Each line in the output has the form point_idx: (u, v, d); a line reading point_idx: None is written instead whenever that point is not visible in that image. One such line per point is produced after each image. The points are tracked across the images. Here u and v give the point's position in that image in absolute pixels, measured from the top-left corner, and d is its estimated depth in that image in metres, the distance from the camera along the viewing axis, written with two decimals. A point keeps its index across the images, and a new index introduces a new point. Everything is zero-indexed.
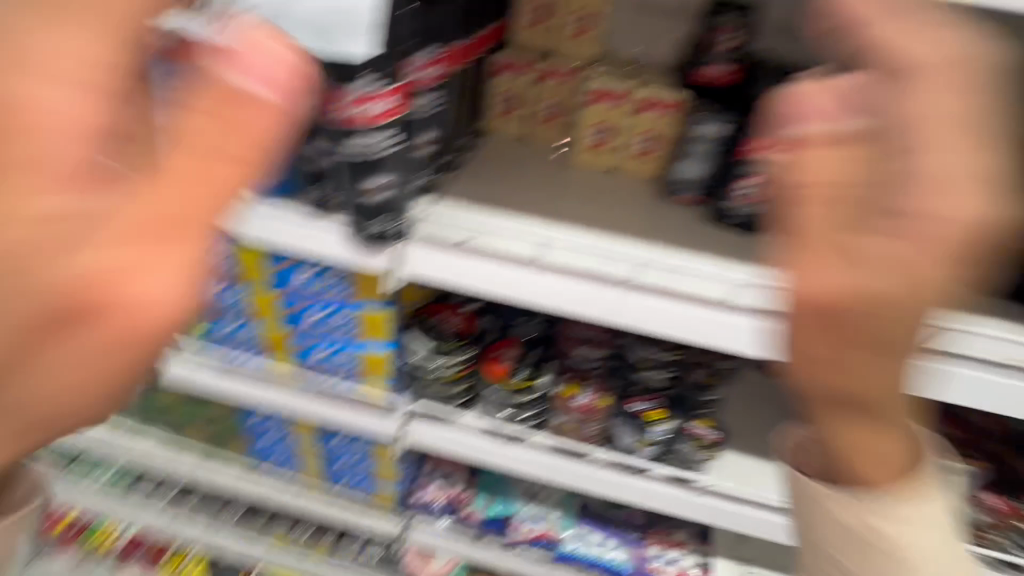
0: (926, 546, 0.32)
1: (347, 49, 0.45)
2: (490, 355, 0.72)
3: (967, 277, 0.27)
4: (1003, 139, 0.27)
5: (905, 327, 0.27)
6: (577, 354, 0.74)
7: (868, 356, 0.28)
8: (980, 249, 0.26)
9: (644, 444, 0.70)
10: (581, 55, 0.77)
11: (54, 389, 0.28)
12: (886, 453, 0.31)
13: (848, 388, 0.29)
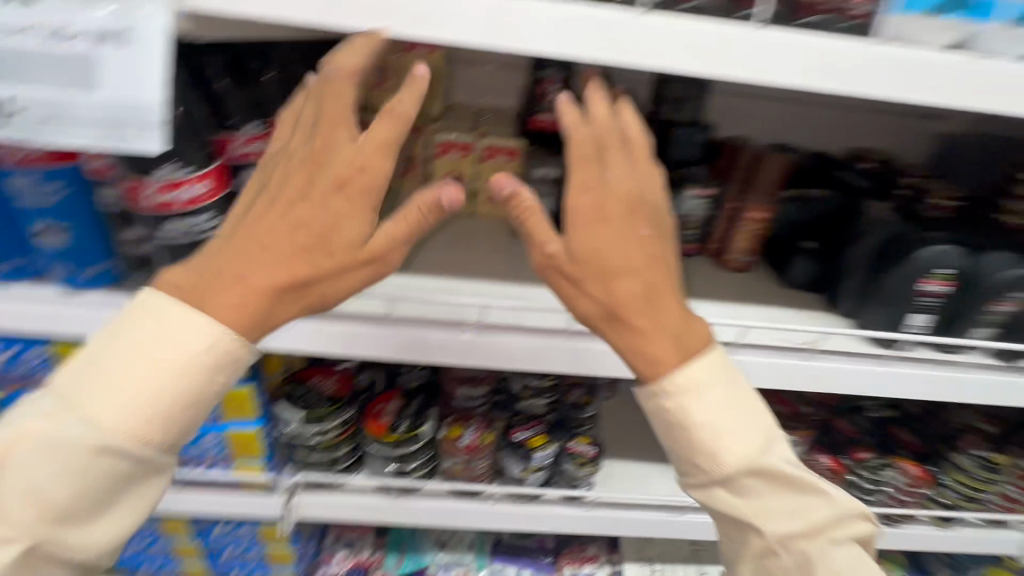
0: (694, 401, 0.46)
1: (140, 146, 0.38)
2: (369, 411, 0.71)
3: (623, 210, 0.46)
4: (637, 148, 0.49)
5: (621, 257, 0.46)
6: (458, 395, 0.76)
7: (607, 279, 0.46)
8: (638, 205, 0.47)
9: (531, 471, 0.73)
10: (427, 110, 0.81)
11: (146, 368, 0.38)
12: (652, 339, 0.46)
13: (604, 303, 0.46)
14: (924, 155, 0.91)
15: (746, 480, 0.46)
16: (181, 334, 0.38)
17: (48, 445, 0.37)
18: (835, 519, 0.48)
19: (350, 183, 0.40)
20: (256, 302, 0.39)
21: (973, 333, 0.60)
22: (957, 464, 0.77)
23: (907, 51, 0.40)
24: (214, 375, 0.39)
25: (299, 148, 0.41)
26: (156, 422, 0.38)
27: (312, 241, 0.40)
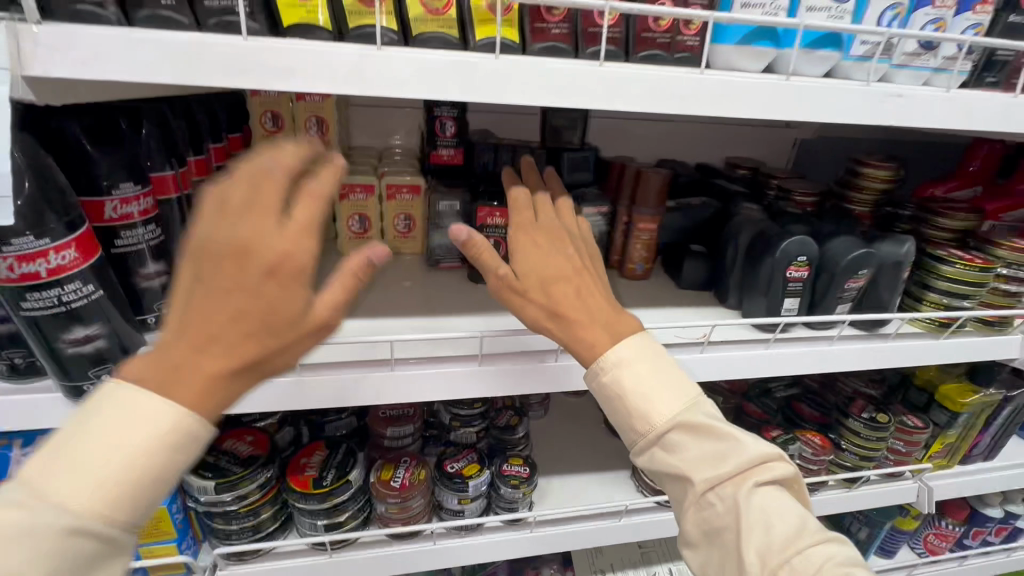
0: (627, 377, 0.49)
1: None
2: (296, 465, 0.69)
3: (549, 239, 0.53)
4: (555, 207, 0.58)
5: (555, 268, 0.51)
6: (387, 436, 0.76)
7: (547, 285, 0.51)
8: (560, 234, 0.54)
9: (467, 501, 0.72)
10: (327, 156, 0.81)
11: (112, 457, 0.34)
12: (589, 330, 0.50)
13: (547, 304, 0.51)
14: (784, 160, 1.04)
15: (674, 435, 0.47)
16: (150, 410, 0.34)
17: (21, 537, 0.31)
18: (756, 460, 0.47)
19: (282, 266, 0.35)
20: (213, 385, 0.36)
21: (838, 309, 0.68)
22: (852, 428, 0.85)
23: (731, 77, 0.46)
24: (194, 449, 0.36)
25: (212, 233, 0.35)
26: (141, 499, 0.35)
27: (256, 321, 0.35)
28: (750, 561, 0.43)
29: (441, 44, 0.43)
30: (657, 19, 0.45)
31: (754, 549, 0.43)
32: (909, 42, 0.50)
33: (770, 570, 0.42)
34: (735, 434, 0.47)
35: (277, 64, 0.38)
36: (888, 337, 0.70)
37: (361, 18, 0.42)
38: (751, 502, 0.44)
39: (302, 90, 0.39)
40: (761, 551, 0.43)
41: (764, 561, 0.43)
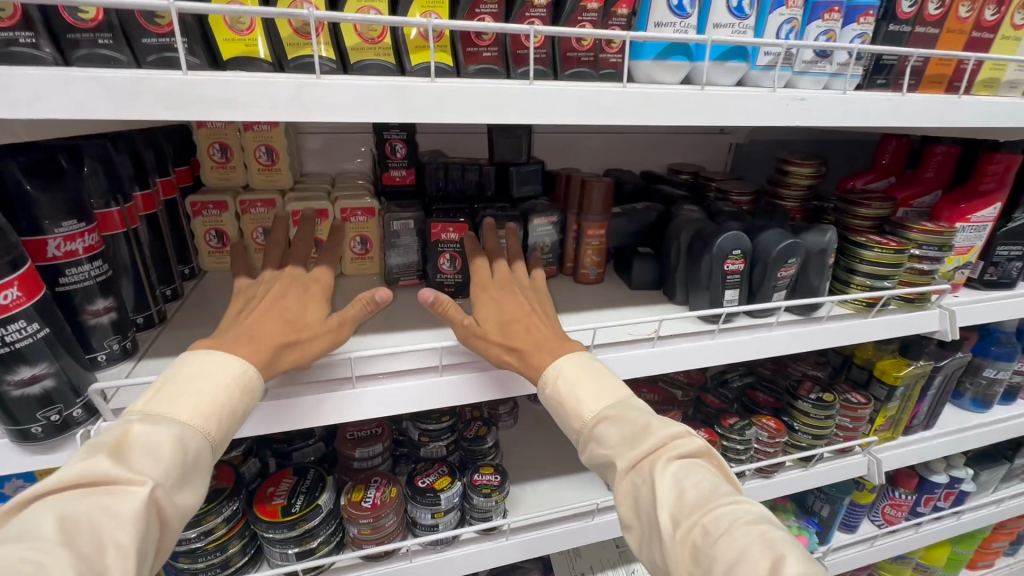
0: (562, 385, 0.56)
1: None
2: (265, 495, 0.68)
3: (502, 290, 0.62)
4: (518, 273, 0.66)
5: (509, 313, 0.59)
6: (357, 458, 0.76)
7: (505, 327, 0.59)
8: (513, 284, 0.63)
9: (440, 515, 0.72)
10: (279, 184, 0.82)
11: (206, 388, 0.44)
12: (541, 359, 0.58)
13: (505, 342, 0.58)
14: (721, 164, 1.11)
15: (602, 427, 0.52)
16: (227, 360, 0.47)
17: (153, 432, 0.39)
18: (669, 438, 0.50)
19: (311, 287, 0.55)
20: (264, 349, 0.49)
21: (774, 296, 0.73)
22: (802, 409, 0.90)
23: (651, 88, 0.50)
24: (255, 395, 0.48)
25: (265, 278, 0.56)
26: (225, 423, 0.45)
27: (294, 315, 0.52)
28: (664, 526, 0.44)
29: (379, 71, 0.45)
30: (579, 39, 0.49)
31: (668, 513, 0.45)
32: (806, 51, 0.56)
33: (683, 532, 0.43)
34: (644, 418, 0.51)
35: (217, 95, 0.40)
36: (823, 319, 0.76)
37: (299, 49, 0.44)
38: (664, 471, 0.47)
39: (243, 118, 0.41)
40: (673, 514, 0.45)
41: (678, 524, 0.44)
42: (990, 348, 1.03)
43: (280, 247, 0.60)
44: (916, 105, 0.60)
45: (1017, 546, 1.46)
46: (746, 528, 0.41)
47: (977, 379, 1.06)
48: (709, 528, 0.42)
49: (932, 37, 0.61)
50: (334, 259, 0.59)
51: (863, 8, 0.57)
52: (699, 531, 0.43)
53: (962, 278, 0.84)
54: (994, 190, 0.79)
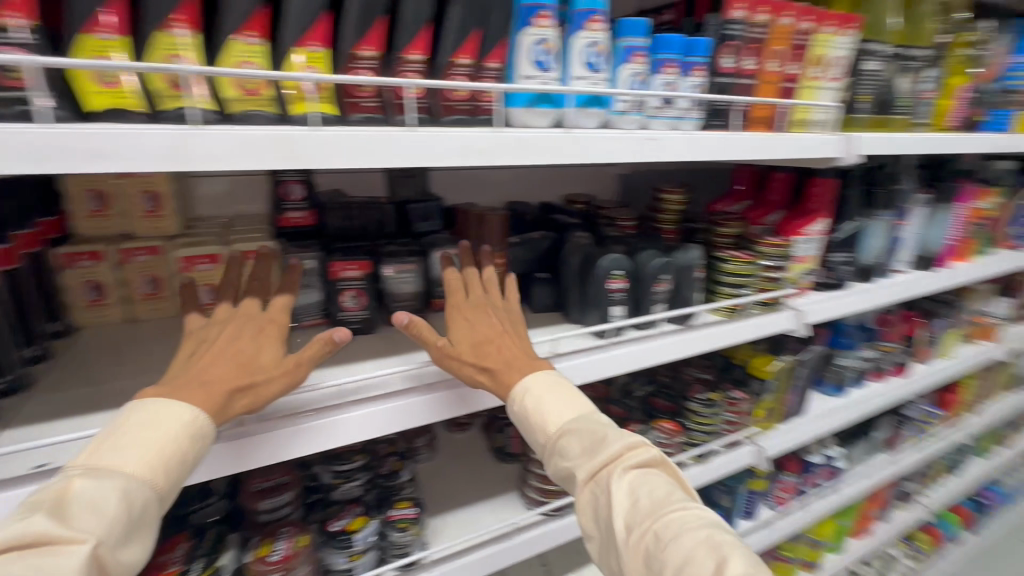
0: (528, 403, 0.61)
1: None
2: (154, 565, 0.61)
3: (476, 310, 0.66)
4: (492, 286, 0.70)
5: (482, 334, 0.63)
6: (261, 511, 0.72)
7: (478, 347, 0.63)
8: (487, 304, 0.67)
9: (356, 557, 0.72)
10: (163, 230, 0.79)
11: (152, 436, 0.43)
12: (513, 376, 0.62)
13: (478, 362, 0.62)
14: (610, 193, 1.22)
15: (564, 441, 0.58)
16: (176, 407, 0.46)
17: (96, 486, 0.39)
18: (624, 448, 0.55)
19: (267, 328, 0.54)
20: (215, 395, 0.48)
21: (654, 309, 0.82)
22: (692, 408, 1.01)
23: (523, 133, 0.56)
24: (207, 440, 0.47)
25: (215, 320, 0.55)
26: (176, 473, 0.44)
27: (249, 357, 0.51)
28: (619, 532, 0.49)
29: (261, 121, 0.47)
30: (454, 91, 0.54)
31: (623, 521, 0.50)
32: (653, 99, 0.66)
33: (637, 538, 0.48)
34: (602, 430, 0.57)
35: (83, 147, 0.39)
36: (696, 326, 0.86)
37: (173, 101, 0.44)
38: (619, 480, 0.52)
39: (117, 169, 0.40)
40: (628, 522, 0.49)
41: (631, 530, 0.49)
42: (840, 339, 1.23)
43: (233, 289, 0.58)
44: (747, 141, 0.72)
45: (886, 511, 1.68)
46: (692, 534, 0.46)
47: (834, 367, 1.24)
48: (660, 534, 0.47)
49: (752, 87, 0.74)
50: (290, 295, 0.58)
51: (695, 64, 0.68)
52: (651, 536, 0.47)
53: (807, 282, 1.00)
54: (818, 209, 0.97)
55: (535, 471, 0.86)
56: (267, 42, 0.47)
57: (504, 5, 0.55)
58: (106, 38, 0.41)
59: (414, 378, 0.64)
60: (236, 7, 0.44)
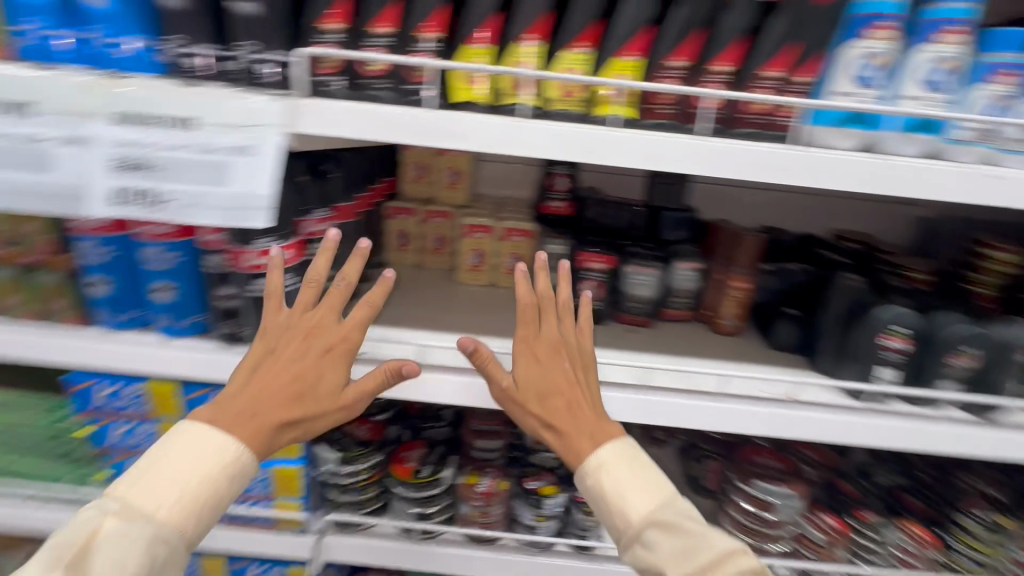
0: (603, 479, 0.56)
1: (248, 221, 0.52)
2: (400, 456, 0.79)
3: (549, 356, 0.61)
4: (578, 335, 0.64)
5: (551, 384, 0.60)
6: (476, 446, 0.83)
7: (544, 399, 0.60)
8: (564, 352, 0.62)
9: (542, 519, 0.79)
10: (455, 201, 0.98)
11: (191, 474, 0.48)
12: (579, 444, 0.58)
13: (544, 418, 0.60)
14: (901, 237, 1.01)
15: (650, 532, 0.53)
16: (221, 446, 0.49)
17: (123, 538, 0.45)
18: (721, 555, 0.51)
19: (336, 349, 0.56)
20: (266, 428, 0.51)
21: (941, 385, 0.66)
22: (965, 526, 0.78)
23: (821, 154, 0.52)
24: (244, 479, 0.51)
25: (289, 322, 0.56)
26: (204, 519, 0.48)
27: (308, 385, 0.54)
28: None
29: (567, 118, 0.54)
30: (752, 103, 0.53)
31: None
32: (1013, 129, 0.52)
33: None
34: (700, 528, 0.53)
35: (444, 127, 0.52)
36: (1003, 425, 0.66)
37: (510, 98, 0.55)
38: None
39: (464, 149, 0.52)
40: None
41: None
42: None
43: (319, 282, 0.57)
44: None
45: None
46: None
47: None
48: None
49: None
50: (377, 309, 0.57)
51: None
52: None
53: None
54: None
55: (733, 515, 0.82)
56: (593, 53, 0.54)
57: (830, 15, 0.52)
58: (478, 48, 0.54)
59: (640, 375, 0.68)
60: (576, 22, 0.53)
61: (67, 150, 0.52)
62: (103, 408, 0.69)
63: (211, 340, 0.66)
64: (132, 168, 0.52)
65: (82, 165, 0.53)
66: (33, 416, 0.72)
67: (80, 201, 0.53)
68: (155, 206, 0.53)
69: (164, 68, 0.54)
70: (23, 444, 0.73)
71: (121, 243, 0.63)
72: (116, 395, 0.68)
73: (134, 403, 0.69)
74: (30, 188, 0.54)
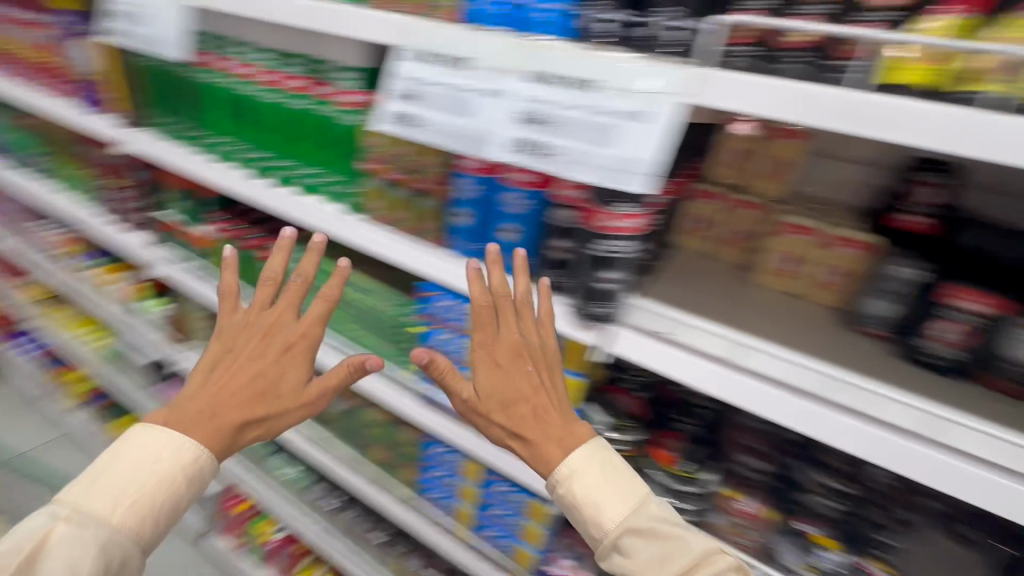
0: (575, 485, 0.59)
1: (624, 184, 0.54)
2: (656, 441, 0.79)
3: (518, 367, 0.65)
4: (544, 341, 0.66)
5: (515, 390, 0.64)
6: (744, 463, 0.78)
7: (508, 408, 0.64)
8: (525, 356, 0.65)
9: (810, 568, 0.70)
10: (770, 194, 0.89)
11: (153, 482, 0.58)
12: (548, 450, 0.61)
13: (510, 428, 0.63)
14: None
15: (626, 539, 0.56)
16: (176, 451, 0.59)
17: (79, 537, 0.53)
18: (700, 553, 0.54)
19: (295, 347, 0.67)
20: (235, 421, 0.62)
21: None
22: None
23: None
24: (196, 485, 0.61)
25: (257, 323, 0.68)
26: (157, 520, 0.58)
27: (272, 382, 0.65)
28: None
29: None
30: None
31: None
32: None
33: None
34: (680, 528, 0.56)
35: (871, 111, 0.43)
36: None
37: (970, 84, 0.43)
38: None
39: (895, 142, 0.43)
40: None
41: None
42: None
43: (276, 279, 0.71)
44: None
45: None
46: None
47: None
48: None
49: None
50: (334, 300, 0.71)
51: None
52: None
53: None
54: None
55: None
56: None
57: None
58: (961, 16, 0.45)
59: None
60: None
61: (486, 101, 0.62)
62: (436, 315, 0.84)
63: (532, 283, 0.73)
64: (534, 122, 0.59)
65: (495, 114, 0.61)
66: (385, 306, 0.92)
67: (484, 144, 0.62)
68: (545, 159, 0.59)
69: (577, 32, 0.59)
70: (376, 325, 0.96)
71: (489, 183, 0.72)
72: (448, 308, 0.82)
73: (458, 318, 0.82)
74: (448, 131, 0.64)
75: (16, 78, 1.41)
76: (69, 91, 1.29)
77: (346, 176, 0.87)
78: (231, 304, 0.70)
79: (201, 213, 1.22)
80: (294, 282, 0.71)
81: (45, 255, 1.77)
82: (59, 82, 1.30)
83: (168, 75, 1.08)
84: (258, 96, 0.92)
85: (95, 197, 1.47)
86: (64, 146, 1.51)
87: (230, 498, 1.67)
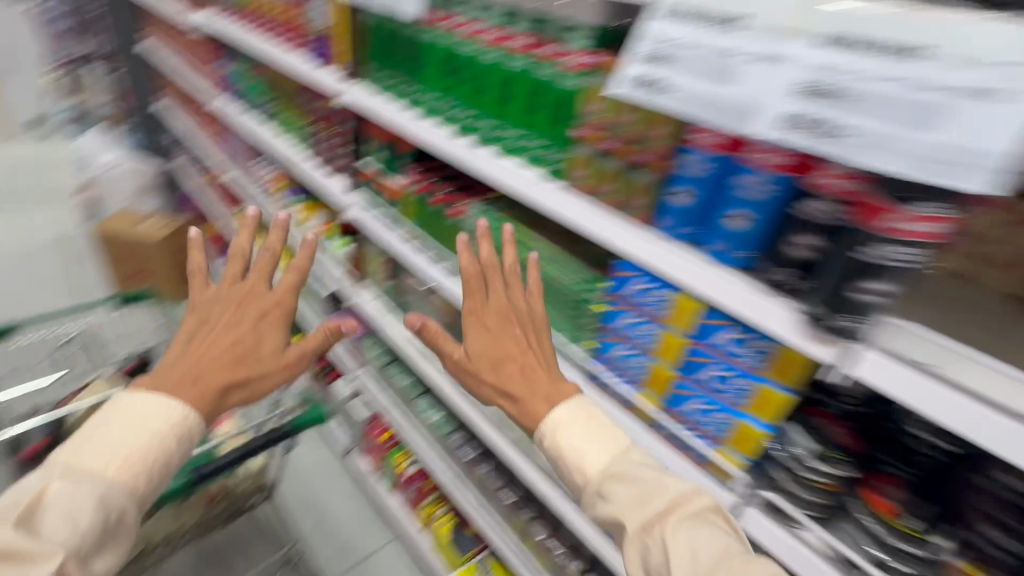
0: (563, 437, 0.70)
1: (950, 180, 0.42)
2: (869, 482, 0.69)
3: (509, 342, 0.82)
4: (533, 315, 0.84)
5: (504, 350, 0.81)
6: (985, 535, 0.61)
7: (497, 367, 0.81)
8: (513, 321, 0.85)
9: None
10: None
11: (144, 439, 0.64)
12: (535, 404, 0.75)
13: (501, 386, 0.80)
14: None
15: (607, 484, 0.65)
16: (166, 413, 0.66)
17: (75, 492, 0.57)
18: (676, 495, 0.61)
19: (269, 313, 0.83)
20: (220, 386, 0.72)
21: None
22: None
23: None
24: (183, 445, 0.67)
25: (218, 295, 0.83)
26: (152, 476, 0.64)
27: (248, 349, 0.78)
28: None
29: None
30: None
31: None
32: None
33: None
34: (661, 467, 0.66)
35: None
36: None
37: None
38: (677, 534, 0.58)
39: None
40: None
41: None
42: None
43: (272, 259, 0.92)
44: None
45: None
46: None
47: None
48: None
49: None
50: (304, 275, 0.91)
51: None
52: None
53: None
54: None
55: None
56: None
57: None
58: None
59: None
60: None
61: (758, 66, 0.54)
62: (628, 297, 0.80)
63: (755, 280, 0.66)
64: (821, 95, 0.50)
65: (767, 84, 0.53)
66: (572, 280, 0.92)
67: (745, 116, 0.54)
68: (828, 140, 0.50)
69: None
70: (557, 298, 0.96)
71: (725, 162, 0.65)
72: (642, 292, 0.78)
73: (653, 303, 0.77)
74: (703, 98, 0.57)
75: (262, 32, 1.62)
76: (303, 45, 1.45)
77: (555, 142, 0.86)
78: (203, 282, 0.85)
79: (397, 166, 1.32)
80: (262, 254, 0.91)
81: (260, 188, 2.08)
82: (296, 37, 1.48)
83: (391, 32, 1.15)
84: (479, 56, 0.93)
85: (306, 141, 1.67)
86: (287, 94, 1.72)
87: (376, 426, 1.86)
